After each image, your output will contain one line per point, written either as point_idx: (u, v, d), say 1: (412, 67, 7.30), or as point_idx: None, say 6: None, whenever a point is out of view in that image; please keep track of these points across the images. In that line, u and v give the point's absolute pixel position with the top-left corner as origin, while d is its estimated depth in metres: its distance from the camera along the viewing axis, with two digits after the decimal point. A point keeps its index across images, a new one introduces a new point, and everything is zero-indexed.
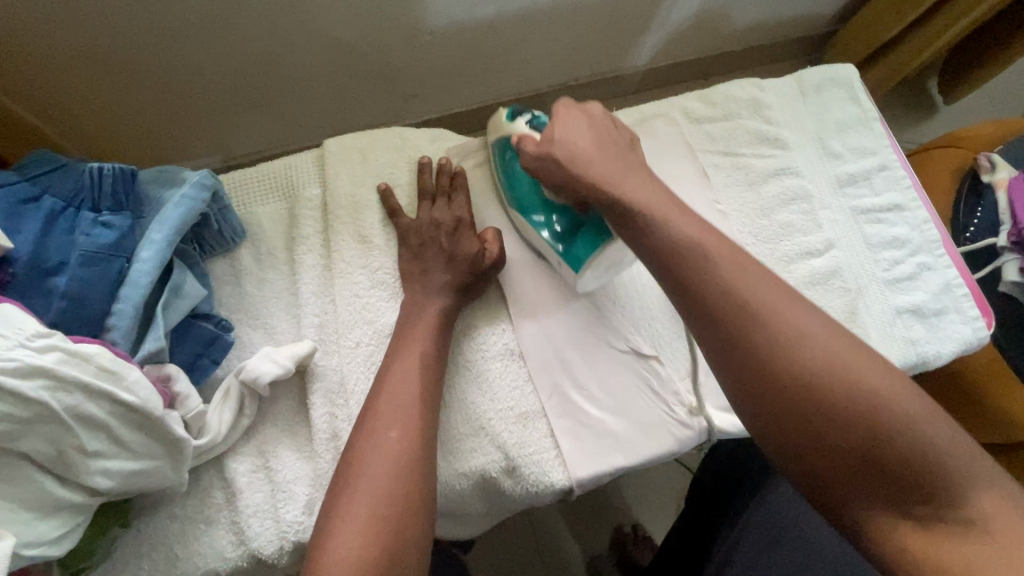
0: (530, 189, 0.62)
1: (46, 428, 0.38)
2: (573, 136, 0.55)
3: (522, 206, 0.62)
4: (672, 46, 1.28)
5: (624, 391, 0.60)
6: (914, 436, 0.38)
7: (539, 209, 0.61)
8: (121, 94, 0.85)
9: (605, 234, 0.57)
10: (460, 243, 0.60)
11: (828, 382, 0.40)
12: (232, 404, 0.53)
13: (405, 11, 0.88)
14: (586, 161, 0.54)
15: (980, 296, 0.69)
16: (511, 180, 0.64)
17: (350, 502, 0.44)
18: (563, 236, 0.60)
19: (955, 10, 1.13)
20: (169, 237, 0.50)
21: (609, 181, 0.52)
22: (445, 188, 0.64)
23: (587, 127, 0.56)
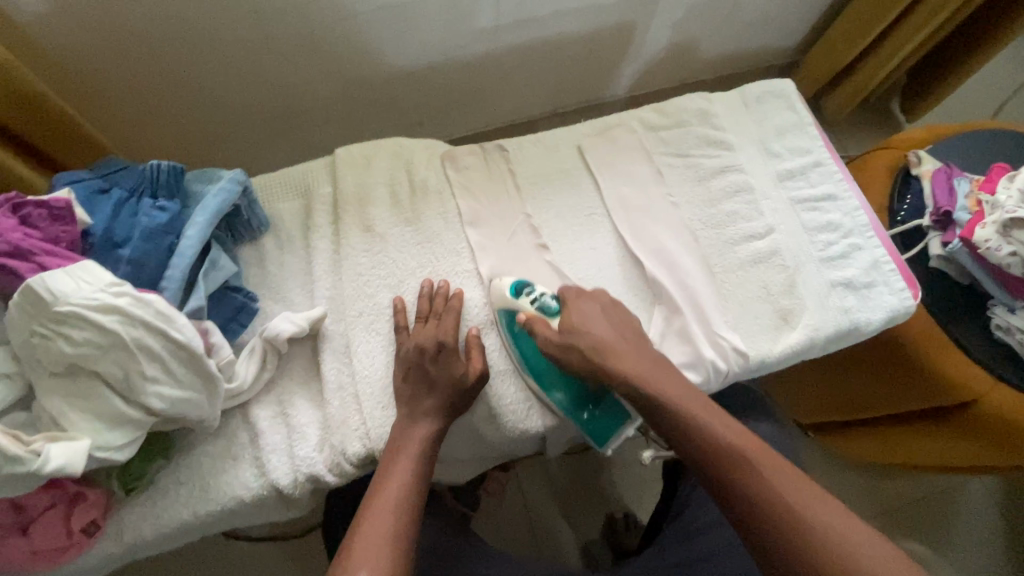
0: (549, 370, 0.67)
1: (117, 354, 0.49)
2: (593, 325, 0.65)
3: (544, 384, 0.66)
4: (649, 76, 1.42)
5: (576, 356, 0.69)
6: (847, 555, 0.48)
7: (561, 387, 0.66)
8: (164, 122, 1.01)
9: (626, 414, 0.67)
10: (444, 365, 0.63)
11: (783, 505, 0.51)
12: (256, 359, 0.63)
13: (407, 49, 1.03)
14: (616, 355, 0.62)
15: (907, 270, 0.78)
16: (528, 355, 0.67)
17: (374, 518, 0.52)
18: (584, 410, 0.67)
19: (897, 39, 1.27)
20: (209, 220, 0.62)
21: (619, 355, 0.62)
22: (439, 309, 0.68)
23: (599, 314, 0.66)
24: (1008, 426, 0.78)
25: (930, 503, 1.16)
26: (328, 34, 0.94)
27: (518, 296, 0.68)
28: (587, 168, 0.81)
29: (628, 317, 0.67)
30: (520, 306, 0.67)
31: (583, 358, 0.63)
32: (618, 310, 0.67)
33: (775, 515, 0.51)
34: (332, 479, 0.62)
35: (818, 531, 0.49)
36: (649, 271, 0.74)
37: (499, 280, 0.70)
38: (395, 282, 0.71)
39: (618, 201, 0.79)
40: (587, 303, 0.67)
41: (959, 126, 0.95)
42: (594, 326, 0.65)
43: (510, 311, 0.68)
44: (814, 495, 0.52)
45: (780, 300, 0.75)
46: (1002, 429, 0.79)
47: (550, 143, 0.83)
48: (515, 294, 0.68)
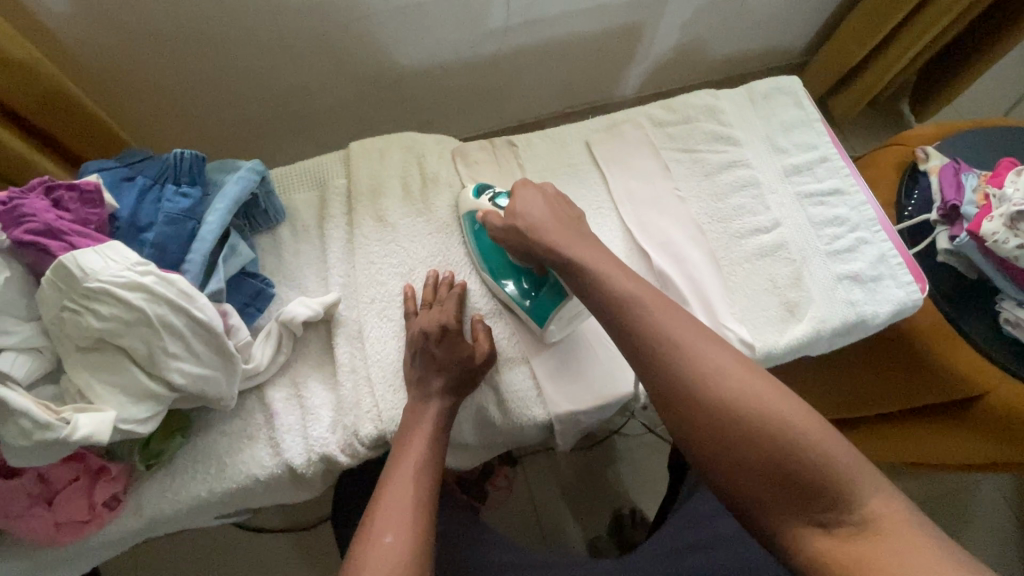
0: (499, 257, 0.72)
1: (142, 330, 0.51)
2: (532, 209, 0.66)
3: (495, 274, 0.71)
4: (657, 76, 1.44)
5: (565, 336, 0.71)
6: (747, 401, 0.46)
7: (509, 274, 0.71)
8: (183, 121, 1.04)
9: (563, 292, 0.67)
10: (450, 348, 0.65)
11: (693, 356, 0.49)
12: (272, 342, 0.65)
13: (419, 49, 1.06)
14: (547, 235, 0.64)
15: (914, 264, 0.78)
16: (483, 248, 0.73)
17: (388, 510, 0.53)
18: (528, 296, 0.70)
19: (906, 39, 1.28)
20: (229, 208, 0.64)
21: (550, 233, 0.64)
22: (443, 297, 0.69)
23: (543, 202, 0.68)
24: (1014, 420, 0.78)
25: (942, 503, 1.15)
26: (341, 34, 0.96)
27: (478, 198, 0.74)
28: (595, 162, 0.83)
29: (571, 209, 0.68)
30: (478, 205, 0.73)
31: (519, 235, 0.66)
32: (561, 201, 0.69)
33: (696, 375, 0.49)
34: (345, 459, 0.64)
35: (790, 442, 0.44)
36: (656, 263, 0.76)
37: (463, 192, 0.76)
38: (406, 270, 0.73)
39: (625, 194, 0.80)
40: (529, 190, 0.68)
41: (969, 124, 0.95)
42: (532, 211, 0.66)
43: (471, 212, 0.74)
44: (784, 399, 0.46)
45: (786, 292, 0.75)
46: (1010, 424, 0.78)
47: (558, 138, 0.85)
48: (476, 196, 0.74)
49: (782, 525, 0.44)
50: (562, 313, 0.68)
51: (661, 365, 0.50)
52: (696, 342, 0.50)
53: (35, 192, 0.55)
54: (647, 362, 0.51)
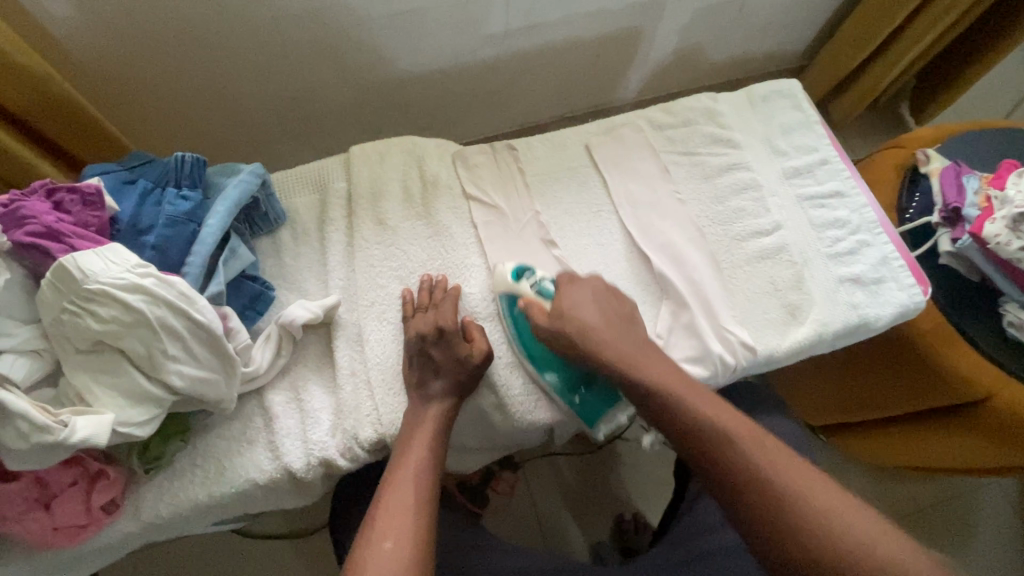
0: (544, 354, 0.68)
1: (142, 333, 0.51)
2: (583, 310, 0.66)
3: (538, 366, 0.68)
4: (656, 81, 1.44)
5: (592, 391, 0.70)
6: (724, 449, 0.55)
7: (554, 369, 0.68)
8: (184, 125, 1.04)
9: (615, 395, 0.70)
10: (448, 349, 0.64)
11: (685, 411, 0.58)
12: (272, 345, 0.65)
13: (419, 53, 1.06)
14: (599, 339, 0.64)
15: (916, 266, 0.78)
16: (524, 338, 0.69)
17: (386, 520, 0.52)
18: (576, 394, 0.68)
19: (906, 40, 1.28)
20: (229, 211, 0.64)
21: (604, 342, 0.64)
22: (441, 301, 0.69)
23: (590, 298, 0.68)
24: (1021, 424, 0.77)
25: (947, 508, 1.14)
26: (341, 38, 0.97)
27: (517, 279, 0.70)
28: (594, 164, 0.83)
29: (619, 304, 0.68)
30: (519, 289, 0.70)
31: (571, 342, 0.65)
32: (609, 296, 0.69)
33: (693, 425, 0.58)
34: (344, 463, 0.63)
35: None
36: (656, 265, 0.76)
37: (500, 265, 0.72)
38: (406, 273, 0.73)
39: (625, 196, 0.80)
40: (579, 290, 0.68)
41: (968, 125, 0.95)
42: (582, 312, 0.66)
43: (511, 294, 0.70)
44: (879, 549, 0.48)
45: (788, 295, 0.75)
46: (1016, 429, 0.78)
47: (558, 141, 0.85)
48: (516, 278, 0.70)
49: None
50: (610, 413, 0.70)
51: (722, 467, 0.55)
52: (753, 443, 0.55)
53: (35, 196, 0.55)
54: (705, 461, 0.56)
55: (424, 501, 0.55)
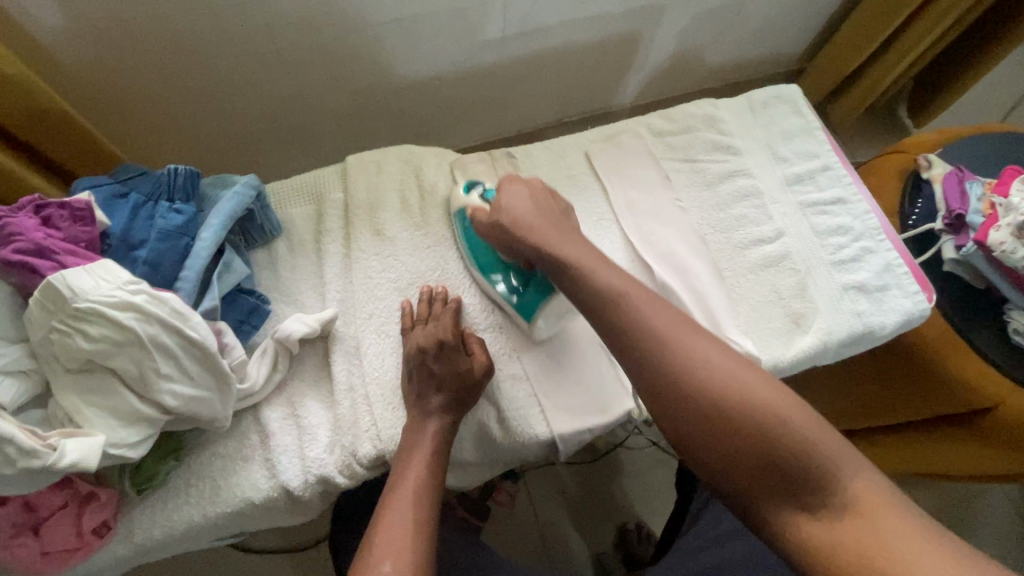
0: (488, 254, 0.71)
1: (133, 351, 0.49)
2: (515, 203, 0.66)
3: (482, 268, 0.71)
4: (654, 86, 1.44)
5: (596, 385, 0.69)
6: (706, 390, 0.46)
7: (495, 268, 0.70)
8: (178, 134, 1.03)
9: (551, 288, 0.67)
10: (448, 362, 0.63)
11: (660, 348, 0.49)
12: (268, 360, 0.63)
13: (416, 59, 1.05)
14: (527, 226, 0.64)
15: (920, 273, 0.77)
16: (471, 243, 0.72)
17: (385, 543, 0.51)
18: (515, 291, 0.69)
19: (905, 43, 1.28)
20: (223, 224, 0.63)
21: (532, 229, 0.63)
22: (437, 313, 0.68)
23: (526, 196, 0.68)
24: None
25: (952, 514, 1.13)
26: (337, 44, 0.96)
27: (468, 195, 0.74)
28: (594, 172, 0.82)
29: (555, 204, 0.68)
30: (468, 202, 0.74)
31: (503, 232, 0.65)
32: (547, 196, 0.69)
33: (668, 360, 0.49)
34: (343, 480, 0.62)
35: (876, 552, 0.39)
36: (658, 275, 0.75)
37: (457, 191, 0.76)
38: (405, 284, 0.72)
39: (625, 205, 0.79)
40: (515, 187, 0.68)
41: (967, 130, 0.95)
42: (514, 206, 0.66)
43: (461, 208, 0.74)
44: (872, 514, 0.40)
45: (792, 303, 0.74)
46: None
47: (557, 149, 0.84)
48: (467, 193, 0.74)
49: (773, 513, 0.43)
50: (550, 307, 0.68)
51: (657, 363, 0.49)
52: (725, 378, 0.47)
53: (24, 211, 0.53)
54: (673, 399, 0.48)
55: (422, 522, 0.53)
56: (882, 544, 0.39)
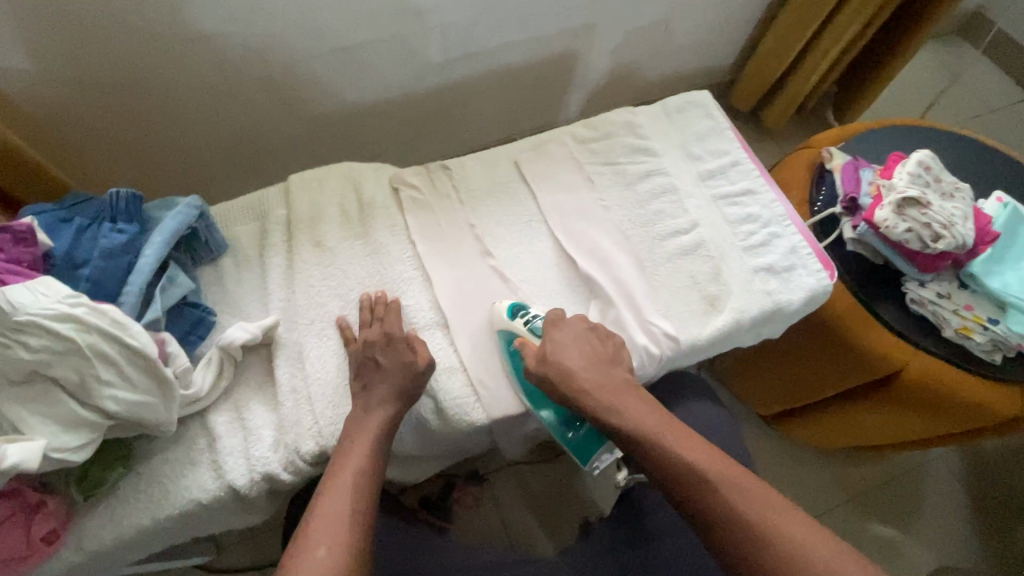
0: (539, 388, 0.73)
1: (74, 360, 0.53)
2: (564, 353, 0.70)
3: (535, 404, 0.73)
4: (595, 99, 1.52)
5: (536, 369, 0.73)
6: (766, 542, 0.51)
7: (549, 406, 0.73)
8: (133, 165, 1.07)
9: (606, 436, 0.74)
10: (394, 352, 0.68)
11: (717, 506, 0.55)
12: (213, 368, 0.67)
13: (364, 83, 1.11)
14: (577, 381, 0.68)
15: (823, 253, 0.84)
16: (518, 371, 0.73)
17: (318, 528, 0.54)
18: (570, 429, 0.74)
19: (820, 47, 1.39)
20: (166, 241, 0.67)
21: (586, 387, 0.68)
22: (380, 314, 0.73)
23: (574, 342, 0.71)
24: (952, 397, 0.83)
25: (897, 484, 1.19)
26: (284, 77, 1.02)
27: (513, 319, 0.74)
28: (523, 179, 0.88)
29: (602, 347, 0.71)
30: (515, 329, 0.74)
31: (554, 385, 0.69)
32: (592, 337, 0.72)
33: (729, 518, 0.54)
34: (288, 477, 0.66)
35: None
36: (584, 268, 0.80)
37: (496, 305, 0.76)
38: (346, 291, 0.76)
39: (553, 208, 0.85)
40: (562, 333, 0.72)
41: (870, 125, 1.05)
42: (565, 355, 0.70)
43: (505, 332, 0.74)
44: None
45: (707, 287, 0.81)
46: (946, 396, 0.83)
47: (489, 159, 0.90)
48: (511, 316, 0.74)
49: None
50: (602, 451, 0.75)
51: (730, 538, 0.53)
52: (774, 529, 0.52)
53: None
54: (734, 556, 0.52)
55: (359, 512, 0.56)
56: None
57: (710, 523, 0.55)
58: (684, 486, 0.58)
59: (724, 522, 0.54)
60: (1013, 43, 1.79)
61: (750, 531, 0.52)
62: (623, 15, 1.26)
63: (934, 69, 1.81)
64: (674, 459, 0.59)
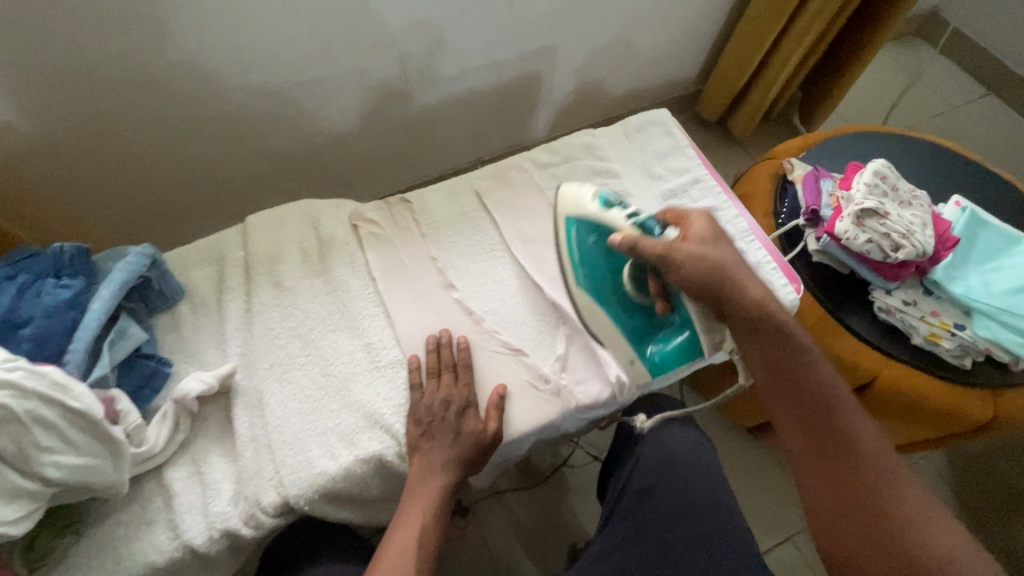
0: (612, 285, 0.75)
1: (11, 428, 0.50)
2: (708, 240, 0.72)
3: (603, 300, 0.75)
4: (564, 118, 1.53)
5: (542, 409, 0.72)
6: (809, 388, 0.66)
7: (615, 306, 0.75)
8: (93, 215, 1.03)
9: (686, 351, 0.75)
10: (465, 422, 0.67)
11: (776, 352, 0.68)
12: (168, 422, 0.64)
13: (329, 112, 1.10)
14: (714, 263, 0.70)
15: (788, 267, 0.85)
16: (592, 269, 0.76)
17: (387, 560, 0.58)
18: (644, 343, 0.75)
19: (781, 54, 1.42)
20: (115, 293, 0.65)
21: (733, 271, 0.70)
22: (448, 363, 0.72)
23: (712, 233, 0.74)
24: (930, 406, 0.83)
25: None
26: (246, 112, 1.00)
27: (609, 212, 0.75)
28: (485, 208, 0.87)
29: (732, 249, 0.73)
30: (611, 221, 0.75)
31: (700, 266, 0.70)
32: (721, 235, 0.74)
33: (790, 364, 0.67)
34: (249, 531, 0.63)
35: (902, 523, 0.58)
36: (550, 295, 0.79)
37: (586, 195, 0.78)
38: (305, 332, 0.75)
39: (516, 236, 0.84)
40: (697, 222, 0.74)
41: (830, 133, 1.07)
42: (705, 242, 0.72)
43: (587, 222, 0.76)
44: (911, 497, 0.60)
45: None
46: (920, 405, 0.83)
47: (449, 189, 0.89)
48: (605, 207, 0.76)
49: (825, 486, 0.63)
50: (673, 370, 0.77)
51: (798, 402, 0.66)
52: (819, 382, 0.66)
53: None
54: (786, 387, 0.67)
55: (423, 540, 0.61)
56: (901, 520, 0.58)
57: (773, 359, 0.68)
58: (754, 329, 0.69)
59: (781, 370, 0.67)
60: (969, 43, 1.83)
61: (800, 378, 0.66)
62: (582, 35, 1.27)
63: (894, 72, 1.85)
64: (752, 312, 0.69)
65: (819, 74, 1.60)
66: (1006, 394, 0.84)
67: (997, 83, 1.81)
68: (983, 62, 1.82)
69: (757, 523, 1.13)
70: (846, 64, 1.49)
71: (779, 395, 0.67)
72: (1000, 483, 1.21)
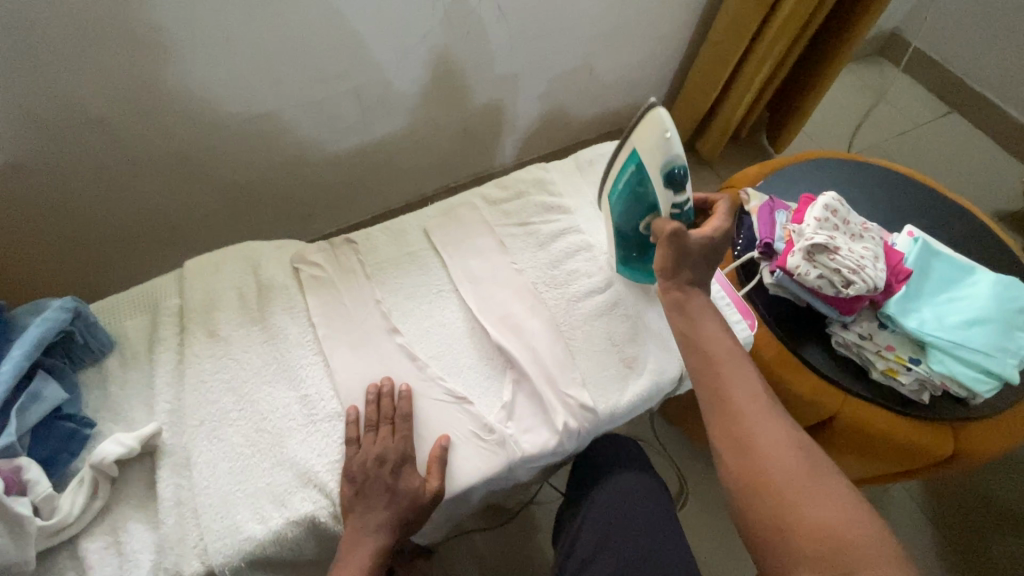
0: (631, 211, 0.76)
1: None
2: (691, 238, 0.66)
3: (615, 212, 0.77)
4: (531, 143, 1.51)
5: (486, 460, 0.69)
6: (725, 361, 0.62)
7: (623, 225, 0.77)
8: (30, 262, 0.97)
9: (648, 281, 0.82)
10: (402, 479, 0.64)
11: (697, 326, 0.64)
12: (85, 489, 0.60)
13: (282, 147, 1.06)
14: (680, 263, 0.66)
15: (742, 302, 0.83)
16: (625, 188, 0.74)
17: None
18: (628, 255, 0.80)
19: (745, 77, 1.43)
20: (28, 353, 0.61)
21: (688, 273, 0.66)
22: (387, 415, 0.69)
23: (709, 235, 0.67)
24: (886, 442, 0.81)
25: None
26: (194, 152, 0.97)
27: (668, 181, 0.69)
28: (433, 248, 0.85)
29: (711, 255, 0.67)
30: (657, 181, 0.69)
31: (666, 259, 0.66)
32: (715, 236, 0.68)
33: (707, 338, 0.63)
34: None
35: (812, 508, 0.53)
36: (496, 338, 0.76)
37: (669, 134, 0.68)
38: (240, 384, 0.72)
39: (464, 276, 0.82)
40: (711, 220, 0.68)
41: (787, 160, 1.06)
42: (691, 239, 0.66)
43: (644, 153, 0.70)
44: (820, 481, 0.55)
45: (625, 348, 0.79)
46: (876, 440, 0.82)
47: (397, 229, 0.87)
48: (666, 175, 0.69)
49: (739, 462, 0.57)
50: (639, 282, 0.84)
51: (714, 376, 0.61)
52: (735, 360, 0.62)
53: None
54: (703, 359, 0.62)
55: None
56: (810, 505, 0.53)
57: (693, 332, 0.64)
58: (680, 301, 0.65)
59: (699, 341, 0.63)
60: (930, 62, 1.85)
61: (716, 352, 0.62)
62: (541, 65, 1.27)
63: (859, 92, 1.86)
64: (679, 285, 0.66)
65: (783, 97, 1.61)
66: (966, 427, 0.82)
67: (960, 101, 1.83)
68: (945, 81, 1.84)
69: (729, 559, 1.10)
70: (808, 86, 1.51)
71: (695, 367, 0.63)
72: (980, 506, 1.18)
